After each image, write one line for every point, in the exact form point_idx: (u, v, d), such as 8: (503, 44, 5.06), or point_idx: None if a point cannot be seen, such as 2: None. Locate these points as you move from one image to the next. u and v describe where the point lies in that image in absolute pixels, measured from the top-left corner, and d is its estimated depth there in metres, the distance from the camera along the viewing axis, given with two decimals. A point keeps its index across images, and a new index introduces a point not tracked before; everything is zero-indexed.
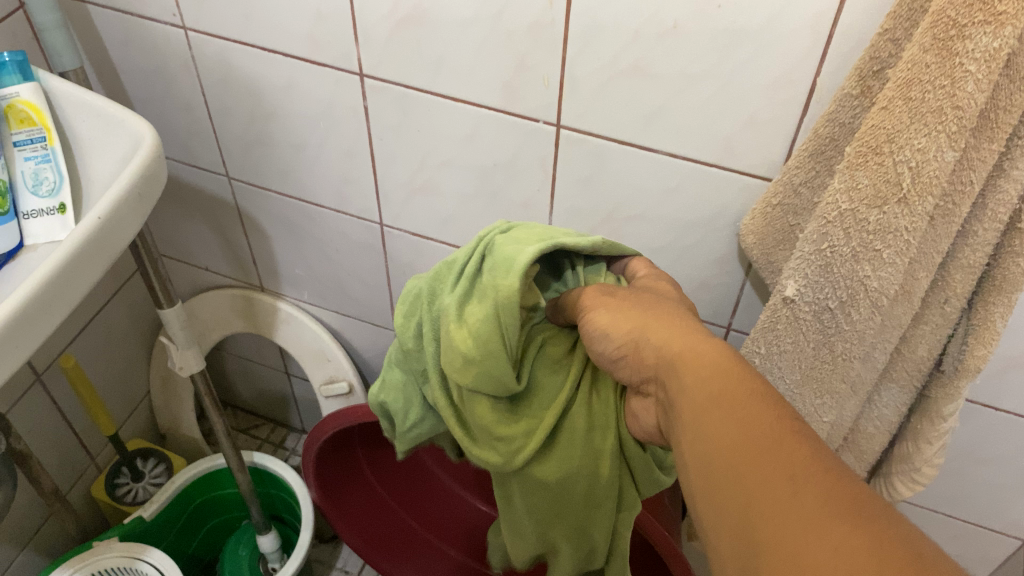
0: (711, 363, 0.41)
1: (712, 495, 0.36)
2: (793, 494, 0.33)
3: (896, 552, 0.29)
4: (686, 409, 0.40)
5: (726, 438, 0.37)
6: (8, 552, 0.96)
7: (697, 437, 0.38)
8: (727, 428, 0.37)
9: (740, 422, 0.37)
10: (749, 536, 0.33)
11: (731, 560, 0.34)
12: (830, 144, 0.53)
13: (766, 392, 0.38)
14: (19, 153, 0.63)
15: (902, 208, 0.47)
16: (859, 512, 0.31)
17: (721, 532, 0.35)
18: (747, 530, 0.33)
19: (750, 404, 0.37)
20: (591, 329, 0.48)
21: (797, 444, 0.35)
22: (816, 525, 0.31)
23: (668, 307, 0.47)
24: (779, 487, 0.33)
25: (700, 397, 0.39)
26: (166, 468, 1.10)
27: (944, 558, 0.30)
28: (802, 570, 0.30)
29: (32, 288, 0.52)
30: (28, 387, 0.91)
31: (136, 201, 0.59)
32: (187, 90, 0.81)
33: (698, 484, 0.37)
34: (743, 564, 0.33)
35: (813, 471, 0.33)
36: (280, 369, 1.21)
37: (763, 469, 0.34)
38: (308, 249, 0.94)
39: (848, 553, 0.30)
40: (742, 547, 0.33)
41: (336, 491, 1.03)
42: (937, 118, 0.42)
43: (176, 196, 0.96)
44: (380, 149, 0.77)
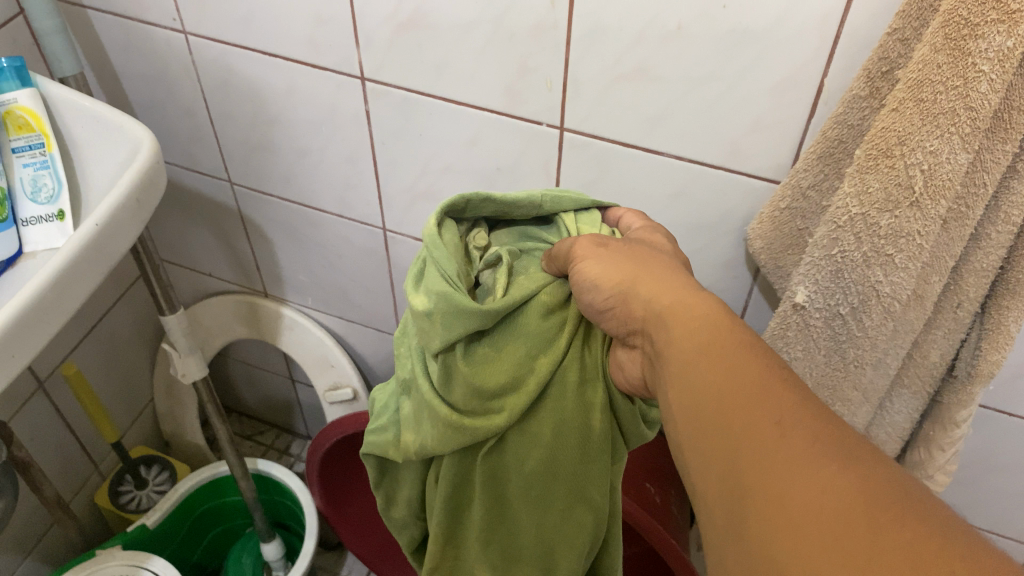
0: (703, 315, 0.41)
1: (700, 439, 0.37)
2: (780, 437, 0.34)
3: (882, 492, 0.31)
4: (674, 360, 0.41)
5: (715, 386, 0.38)
6: (10, 561, 0.95)
7: (685, 386, 0.39)
8: (716, 378, 0.38)
9: (729, 371, 0.38)
10: (735, 481, 0.34)
11: (718, 505, 0.35)
12: (839, 147, 0.52)
13: (754, 344, 0.39)
14: (17, 159, 0.63)
15: (915, 212, 0.46)
16: (846, 456, 0.33)
17: (709, 478, 0.36)
18: (733, 474, 0.35)
19: (740, 353, 0.38)
20: (579, 277, 0.46)
21: (786, 391, 0.36)
22: (804, 466, 0.32)
23: (654, 258, 0.47)
24: (766, 431, 0.34)
25: (690, 346, 0.40)
26: (168, 475, 1.09)
27: (927, 498, 0.31)
28: (790, 510, 0.31)
29: (30, 295, 0.51)
30: (30, 395, 0.90)
31: (135, 207, 0.59)
32: (188, 96, 0.80)
33: (686, 428, 0.39)
34: (730, 507, 0.34)
35: (802, 415, 0.35)
36: (284, 375, 1.20)
37: (751, 415, 0.35)
38: (311, 254, 0.94)
39: (834, 493, 0.31)
40: (729, 491, 0.35)
41: (341, 499, 1.03)
42: (949, 119, 0.41)
43: (179, 202, 0.96)
44: (382, 154, 0.76)
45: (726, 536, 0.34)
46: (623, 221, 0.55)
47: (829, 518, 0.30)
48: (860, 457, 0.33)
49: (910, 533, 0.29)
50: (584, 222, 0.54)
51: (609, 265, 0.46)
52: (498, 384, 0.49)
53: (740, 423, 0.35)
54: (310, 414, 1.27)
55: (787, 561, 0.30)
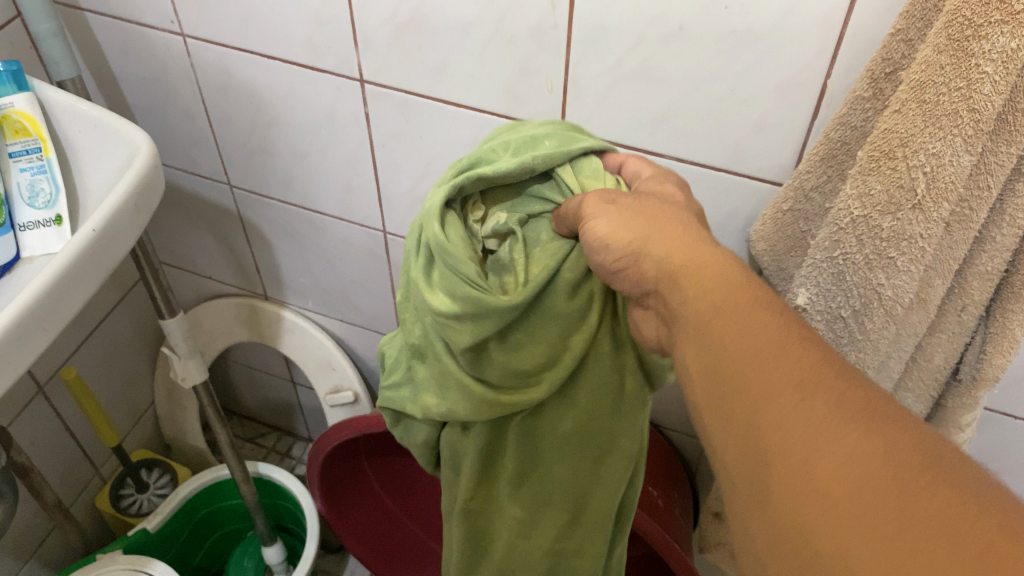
0: (710, 271, 0.39)
1: (718, 409, 0.36)
2: (801, 401, 0.32)
3: (912, 460, 0.29)
4: (688, 323, 0.39)
5: (731, 348, 0.36)
6: (11, 565, 0.95)
7: (702, 348, 0.38)
8: (732, 338, 0.36)
9: (742, 335, 0.36)
10: (755, 446, 0.33)
11: (736, 469, 0.34)
12: (842, 149, 0.51)
13: (771, 303, 0.37)
14: (14, 164, 0.62)
15: (918, 215, 0.45)
16: (872, 419, 0.31)
17: (727, 440, 0.35)
18: (752, 439, 0.33)
19: (753, 313, 0.36)
20: (589, 235, 0.42)
21: (804, 352, 0.34)
22: (828, 431, 0.31)
23: (669, 210, 0.43)
24: (786, 395, 0.32)
25: (700, 309, 0.38)
26: (169, 479, 1.10)
27: (961, 465, 0.29)
28: (812, 478, 0.30)
29: (26, 300, 0.51)
30: (30, 399, 0.90)
31: (133, 212, 0.58)
32: (187, 98, 0.80)
33: (704, 400, 0.37)
34: (748, 472, 0.33)
35: (824, 376, 0.33)
36: (285, 377, 1.20)
37: (770, 376, 0.33)
38: (312, 257, 0.93)
39: (865, 460, 0.29)
40: (747, 455, 0.33)
41: (342, 502, 1.02)
42: (952, 121, 0.41)
43: (179, 205, 0.95)
44: (382, 156, 0.75)
45: (752, 513, 0.32)
46: (627, 166, 0.50)
47: (863, 486, 0.28)
48: (888, 420, 0.31)
49: (952, 503, 0.27)
50: (587, 174, 0.47)
51: (620, 222, 0.42)
52: (535, 363, 0.49)
53: (758, 390, 0.34)
54: (311, 417, 1.26)
55: (821, 535, 0.28)
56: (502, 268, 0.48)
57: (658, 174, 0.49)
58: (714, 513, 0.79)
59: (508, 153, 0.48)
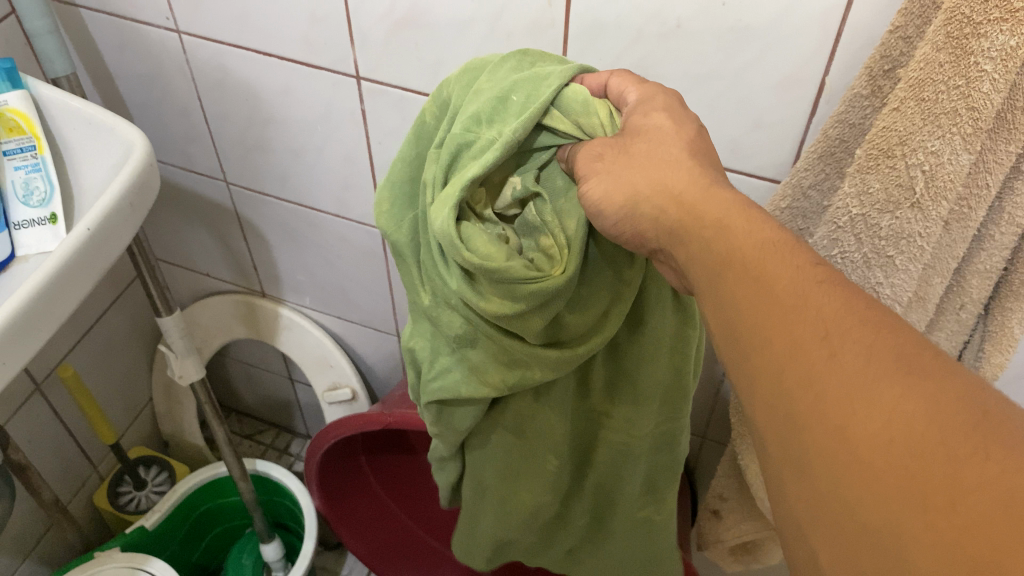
0: (715, 221, 0.39)
1: (745, 368, 0.35)
2: (831, 357, 0.32)
3: (954, 412, 0.29)
4: (700, 274, 0.39)
5: (752, 304, 0.35)
6: (9, 563, 0.95)
7: (720, 307, 0.37)
8: (751, 293, 0.36)
9: (764, 289, 0.35)
10: (785, 405, 0.33)
11: (768, 426, 0.34)
12: (840, 146, 0.51)
13: (781, 241, 0.37)
14: (8, 162, 0.62)
15: (917, 214, 0.45)
16: (908, 368, 0.30)
17: (756, 398, 0.34)
18: (782, 397, 0.33)
19: (767, 260, 0.36)
20: (587, 197, 0.43)
21: (827, 302, 0.33)
22: (863, 387, 0.30)
23: (663, 153, 0.42)
24: (815, 352, 0.32)
25: (716, 259, 0.38)
26: (167, 476, 1.09)
27: (1005, 408, 0.29)
28: (850, 439, 0.30)
29: (22, 300, 0.50)
30: (27, 397, 0.90)
31: (128, 210, 0.58)
32: (184, 95, 0.79)
33: (729, 356, 0.37)
34: (781, 432, 0.33)
35: (851, 326, 0.32)
36: (283, 374, 1.20)
37: (796, 332, 0.33)
38: (309, 254, 0.93)
39: (904, 424, 0.29)
40: (779, 416, 0.33)
41: (339, 501, 1.02)
42: (951, 119, 0.41)
43: (175, 202, 0.95)
44: (379, 154, 0.75)
45: (789, 474, 0.33)
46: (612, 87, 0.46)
47: (905, 454, 0.28)
48: (921, 368, 0.30)
49: (997, 464, 0.27)
50: (577, 110, 0.44)
51: (614, 181, 0.41)
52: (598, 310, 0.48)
53: (788, 348, 0.33)
54: (310, 413, 1.26)
55: (868, 507, 0.29)
56: (534, 231, 0.46)
57: (646, 91, 0.45)
58: (713, 511, 0.79)
59: (486, 126, 0.44)
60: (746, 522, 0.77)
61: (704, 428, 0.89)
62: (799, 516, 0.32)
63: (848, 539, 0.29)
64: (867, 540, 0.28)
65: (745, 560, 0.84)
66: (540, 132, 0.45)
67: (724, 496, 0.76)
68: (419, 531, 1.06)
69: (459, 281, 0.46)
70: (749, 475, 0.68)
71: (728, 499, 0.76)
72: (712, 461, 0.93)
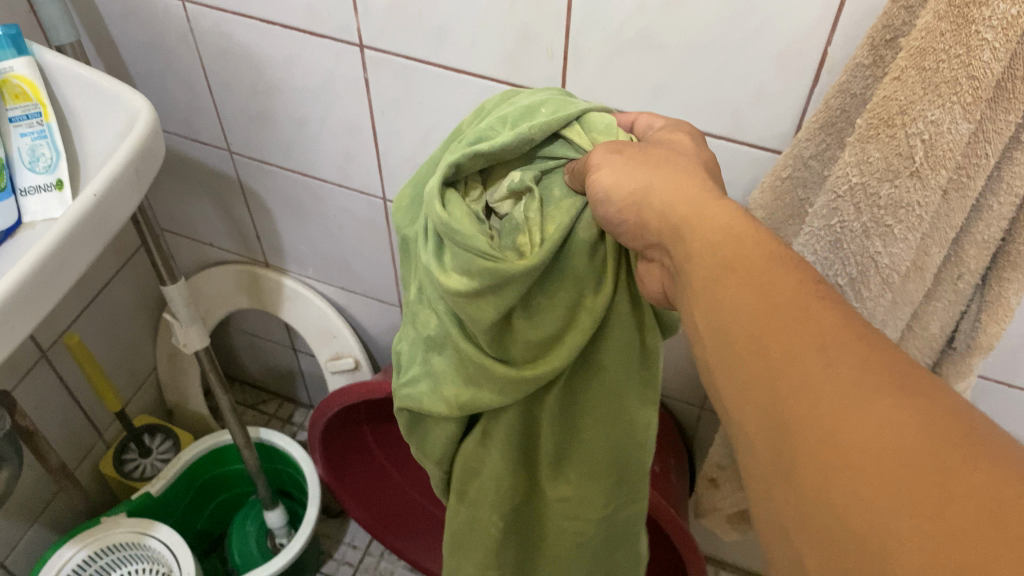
0: (723, 227, 0.38)
1: (734, 377, 0.34)
2: (825, 365, 0.30)
3: (948, 430, 0.27)
4: (697, 272, 0.37)
5: (748, 311, 0.34)
6: (17, 527, 0.97)
7: (714, 310, 0.36)
8: (748, 298, 0.34)
9: (761, 296, 0.34)
10: (775, 413, 0.31)
11: (757, 435, 0.32)
12: (842, 116, 0.51)
13: (784, 255, 0.36)
14: (15, 129, 0.63)
15: (916, 182, 0.45)
16: (901, 383, 0.29)
17: (746, 406, 0.33)
18: (772, 403, 0.31)
19: (766, 271, 0.35)
20: (592, 187, 0.43)
21: (823, 314, 0.32)
22: (855, 396, 0.29)
23: (677, 161, 0.43)
24: (809, 357, 0.31)
25: (714, 260, 0.37)
26: (172, 444, 1.11)
27: (1000, 434, 0.28)
28: (841, 448, 0.28)
29: (29, 265, 0.51)
30: (34, 364, 0.91)
31: (133, 177, 0.58)
32: (187, 65, 0.80)
33: (719, 365, 0.35)
34: (770, 440, 0.31)
35: (845, 338, 0.31)
36: (287, 345, 1.21)
37: (790, 339, 0.32)
38: (312, 225, 0.93)
39: (896, 435, 0.27)
40: (768, 423, 0.31)
41: (343, 470, 1.04)
42: (951, 88, 0.41)
43: (179, 172, 0.95)
44: (383, 124, 0.75)
45: (777, 484, 0.31)
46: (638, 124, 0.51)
47: (891, 457, 0.27)
48: (915, 383, 0.29)
49: (976, 468, 0.26)
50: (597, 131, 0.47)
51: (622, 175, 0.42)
52: (552, 330, 0.47)
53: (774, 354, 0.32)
54: (313, 384, 1.27)
55: (852, 511, 0.27)
56: (516, 230, 0.47)
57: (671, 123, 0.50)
58: (710, 480, 0.80)
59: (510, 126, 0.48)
60: (742, 490, 0.78)
61: (703, 398, 0.90)
62: (780, 518, 0.30)
63: (830, 544, 0.27)
64: (852, 551, 0.26)
65: (742, 528, 0.85)
66: (556, 141, 0.48)
67: (721, 465, 0.77)
68: (421, 500, 1.07)
69: (431, 255, 0.48)
70: None
71: (726, 468, 0.77)
72: (711, 431, 0.94)
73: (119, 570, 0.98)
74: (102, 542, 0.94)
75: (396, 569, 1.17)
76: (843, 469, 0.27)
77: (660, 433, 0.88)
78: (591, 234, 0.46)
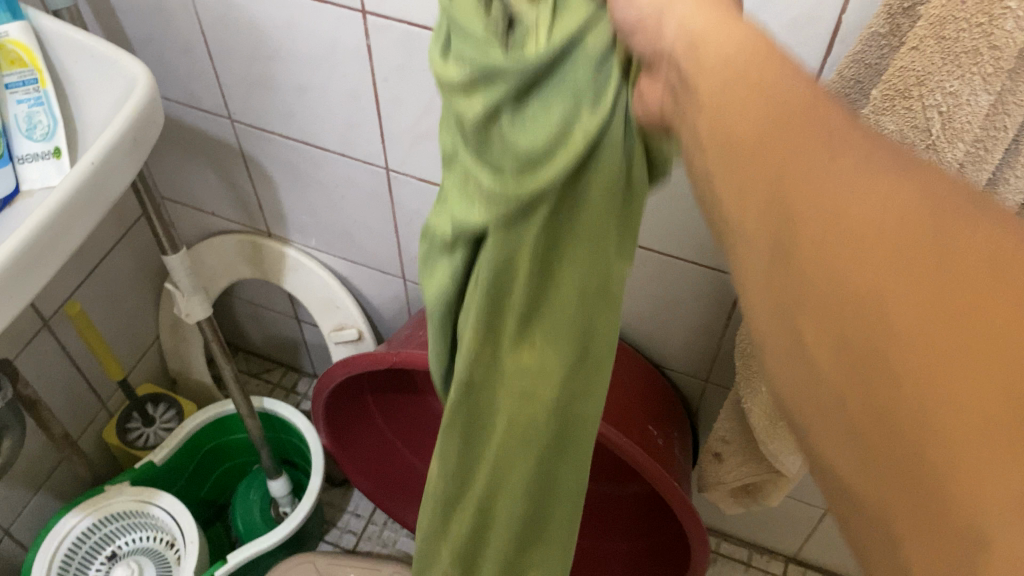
0: (744, 70, 0.33)
1: (757, 239, 0.31)
2: (852, 219, 0.28)
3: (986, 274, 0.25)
4: (718, 137, 0.33)
5: (768, 164, 0.31)
6: (21, 494, 0.97)
7: (734, 166, 0.33)
8: (771, 144, 0.31)
9: (782, 154, 0.31)
10: (799, 281, 0.29)
11: (780, 296, 0.30)
12: (854, 87, 0.50)
13: (805, 96, 0.32)
14: (11, 95, 0.61)
15: (931, 156, 0.44)
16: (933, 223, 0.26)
17: (767, 271, 0.31)
18: (796, 270, 0.29)
19: (788, 121, 0.31)
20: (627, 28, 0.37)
21: (852, 159, 0.29)
22: (883, 257, 0.26)
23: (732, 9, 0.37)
24: (831, 219, 0.28)
25: (741, 113, 0.33)
26: (175, 413, 1.11)
27: None
28: (875, 314, 0.26)
29: (25, 234, 0.50)
30: (35, 333, 0.90)
31: (131, 146, 0.57)
32: (186, 30, 0.78)
33: (741, 222, 0.32)
34: (795, 305, 0.29)
35: (872, 181, 0.28)
36: (290, 315, 1.20)
37: (814, 192, 0.29)
38: (314, 194, 0.92)
39: (929, 291, 0.25)
40: (793, 287, 0.29)
41: (348, 437, 1.02)
42: (971, 59, 0.40)
43: (180, 139, 0.94)
44: (386, 91, 0.74)
45: (803, 350, 0.29)
46: None
47: (963, 361, 0.24)
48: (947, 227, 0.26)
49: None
50: None
51: None
52: (540, 145, 0.37)
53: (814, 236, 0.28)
54: (316, 354, 1.27)
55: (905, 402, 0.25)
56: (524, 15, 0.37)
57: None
58: (715, 454, 0.79)
59: None
60: (748, 465, 0.77)
61: (708, 372, 0.89)
62: (812, 393, 0.28)
63: (908, 478, 0.25)
64: (895, 432, 0.25)
65: (745, 502, 0.85)
66: None
67: (726, 439, 0.77)
68: (421, 467, 1.07)
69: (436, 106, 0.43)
70: (754, 418, 0.68)
71: (731, 443, 0.77)
72: (716, 404, 0.93)
73: (121, 539, 0.98)
74: (105, 511, 0.94)
75: (400, 539, 1.18)
76: (905, 384, 0.25)
77: (665, 406, 0.87)
78: (605, 41, 0.36)
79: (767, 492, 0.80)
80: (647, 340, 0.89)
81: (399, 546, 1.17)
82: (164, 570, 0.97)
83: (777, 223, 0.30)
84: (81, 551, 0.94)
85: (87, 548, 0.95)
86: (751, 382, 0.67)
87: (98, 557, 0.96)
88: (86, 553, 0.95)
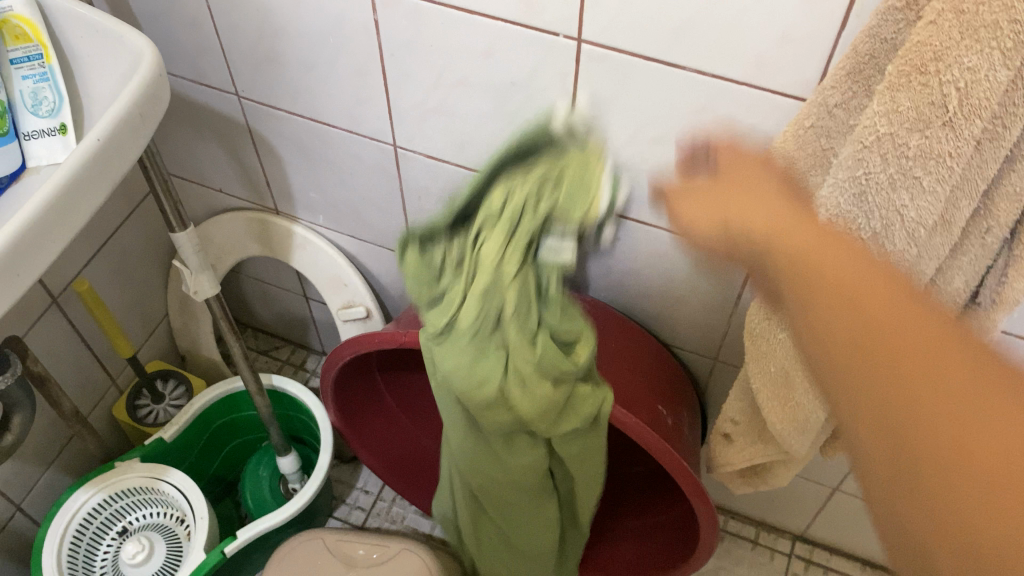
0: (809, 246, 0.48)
1: (863, 429, 0.42)
2: (946, 398, 0.38)
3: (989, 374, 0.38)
4: (818, 318, 0.45)
5: (858, 334, 0.42)
6: (33, 471, 0.98)
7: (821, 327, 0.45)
8: (866, 332, 0.42)
9: (882, 362, 0.41)
10: (893, 460, 0.40)
11: (867, 429, 0.41)
12: (869, 63, 0.49)
13: (920, 309, 0.42)
14: (16, 71, 0.61)
15: (948, 132, 0.43)
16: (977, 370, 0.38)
17: (869, 440, 0.41)
18: (894, 456, 0.40)
19: (882, 303, 0.42)
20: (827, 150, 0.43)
21: (951, 358, 0.39)
22: (962, 403, 0.37)
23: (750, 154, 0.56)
24: (921, 414, 0.38)
25: (839, 315, 0.44)
26: (185, 391, 1.11)
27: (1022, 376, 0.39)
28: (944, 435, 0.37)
29: (32, 211, 0.50)
30: (45, 310, 0.91)
31: (138, 121, 0.57)
32: (192, 5, 0.77)
33: (829, 365, 0.45)
34: (888, 460, 0.40)
35: (956, 376, 0.38)
36: (298, 293, 1.20)
37: (916, 382, 0.39)
38: (322, 172, 0.92)
39: (998, 480, 0.35)
40: (888, 454, 0.40)
41: (357, 415, 1.02)
42: (990, 33, 0.39)
43: (187, 116, 0.94)
44: (394, 67, 0.73)
45: (885, 486, 0.41)
46: None
47: (992, 449, 0.36)
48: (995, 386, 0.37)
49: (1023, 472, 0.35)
50: None
51: None
52: None
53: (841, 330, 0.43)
54: (324, 331, 1.27)
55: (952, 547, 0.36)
56: None
57: None
58: (724, 434, 0.79)
59: None
60: (756, 446, 0.77)
61: (716, 350, 0.89)
62: (882, 480, 0.41)
63: (948, 531, 0.37)
64: (938, 481, 0.37)
65: (753, 482, 0.85)
66: None
67: (735, 419, 0.76)
68: (430, 444, 1.09)
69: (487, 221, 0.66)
70: (760, 398, 0.68)
71: (740, 423, 0.76)
72: (724, 382, 0.93)
73: (132, 514, 0.99)
74: (116, 486, 0.95)
75: (408, 515, 1.18)
76: (963, 489, 0.36)
77: (673, 385, 0.87)
78: None
79: (774, 471, 0.80)
80: (655, 319, 0.89)
81: (407, 522, 1.17)
82: (176, 546, 0.98)
83: (870, 420, 0.41)
84: (93, 526, 0.95)
85: (98, 524, 0.96)
86: (758, 361, 0.66)
87: (110, 531, 0.97)
88: (98, 528, 0.96)
